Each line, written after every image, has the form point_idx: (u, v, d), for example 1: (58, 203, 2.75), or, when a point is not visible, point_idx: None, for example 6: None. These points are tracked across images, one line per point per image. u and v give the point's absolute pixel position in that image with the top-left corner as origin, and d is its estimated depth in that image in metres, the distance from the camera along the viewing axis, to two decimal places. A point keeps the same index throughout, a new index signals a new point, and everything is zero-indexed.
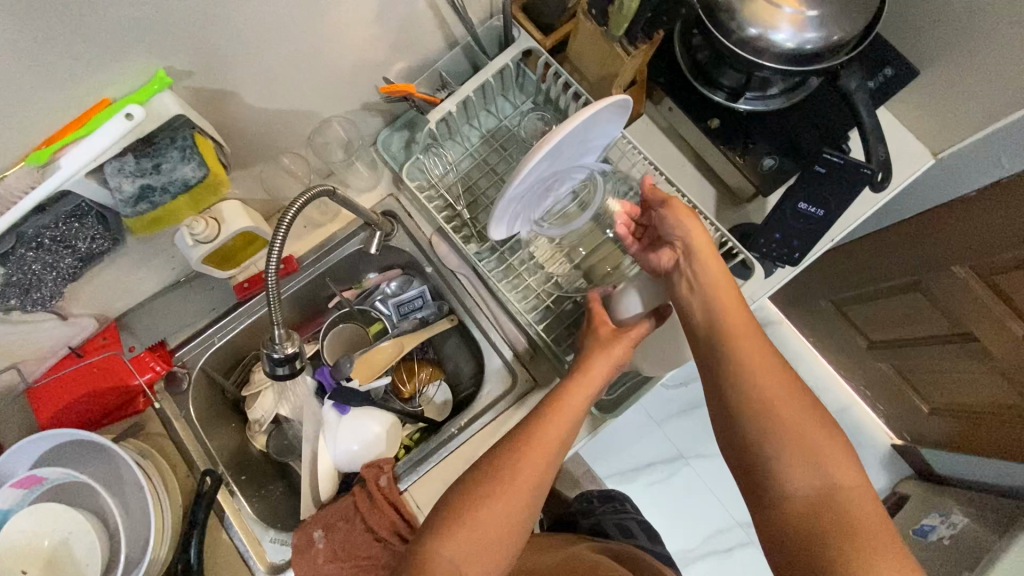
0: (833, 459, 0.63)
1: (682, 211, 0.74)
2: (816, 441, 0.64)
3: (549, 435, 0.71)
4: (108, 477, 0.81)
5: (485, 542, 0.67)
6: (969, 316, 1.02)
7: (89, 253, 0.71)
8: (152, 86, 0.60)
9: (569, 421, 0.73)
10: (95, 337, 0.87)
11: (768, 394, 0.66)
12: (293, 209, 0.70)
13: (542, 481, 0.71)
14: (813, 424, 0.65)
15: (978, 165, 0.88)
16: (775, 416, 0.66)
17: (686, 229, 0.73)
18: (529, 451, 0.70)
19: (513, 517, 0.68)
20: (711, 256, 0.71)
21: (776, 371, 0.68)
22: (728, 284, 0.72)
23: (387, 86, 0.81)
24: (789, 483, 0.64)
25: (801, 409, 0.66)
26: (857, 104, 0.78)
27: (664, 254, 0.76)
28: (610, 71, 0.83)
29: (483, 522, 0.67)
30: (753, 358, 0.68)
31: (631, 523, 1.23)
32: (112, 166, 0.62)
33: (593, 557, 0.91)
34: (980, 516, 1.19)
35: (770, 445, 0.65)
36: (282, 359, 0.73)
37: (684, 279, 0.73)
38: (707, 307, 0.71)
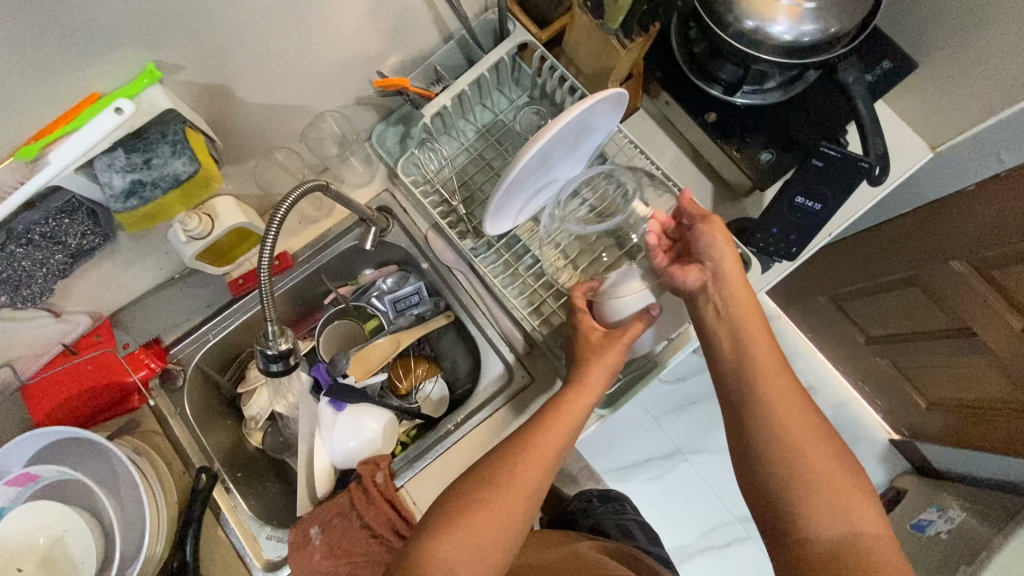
0: (856, 508, 0.64)
1: (720, 232, 0.73)
2: (840, 489, 0.64)
3: (547, 442, 0.72)
4: (102, 475, 0.81)
5: (479, 545, 0.67)
6: (968, 311, 1.01)
7: (79, 249, 0.70)
8: (142, 79, 0.60)
9: (568, 430, 0.74)
10: (89, 334, 0.87)
11: (794, 435, 0.66)
12: (286, 204, 0.69)
13: (541, 485, 0.71)
14: (837, 470, 0.65)
15: (977, 158, 0.87)
16: (799, 458, 0.65)
17: (720, 250, 0.72)
18: (527, 458, 0.71)
19: (510, 519, 0.69)
20: (741, 283, 0.71)
21: (803, 413, 0.67)
22: (757, 316, 0.71)
23: (381, 80, 0.81)
24: (811, 527, 0.64)
25: (827, 454, 0.66)
26: (854, 98, 0.78)
27: (691, 271, 0.74)
28: (606, 65, 0.82)
29: (480, 526, 0.67)
30: (781, 398, 0.68)
31: (632, 524, 1.27)
32: (102, 161, 0.62)
33: (592, 555, 0.91)
34: (978, 511, 1.19)
35: (792, 487, 0.65)
36: (276, 355, 0.73)
37: (711, 301, 0.73)
38: (735, 335, 0.71)
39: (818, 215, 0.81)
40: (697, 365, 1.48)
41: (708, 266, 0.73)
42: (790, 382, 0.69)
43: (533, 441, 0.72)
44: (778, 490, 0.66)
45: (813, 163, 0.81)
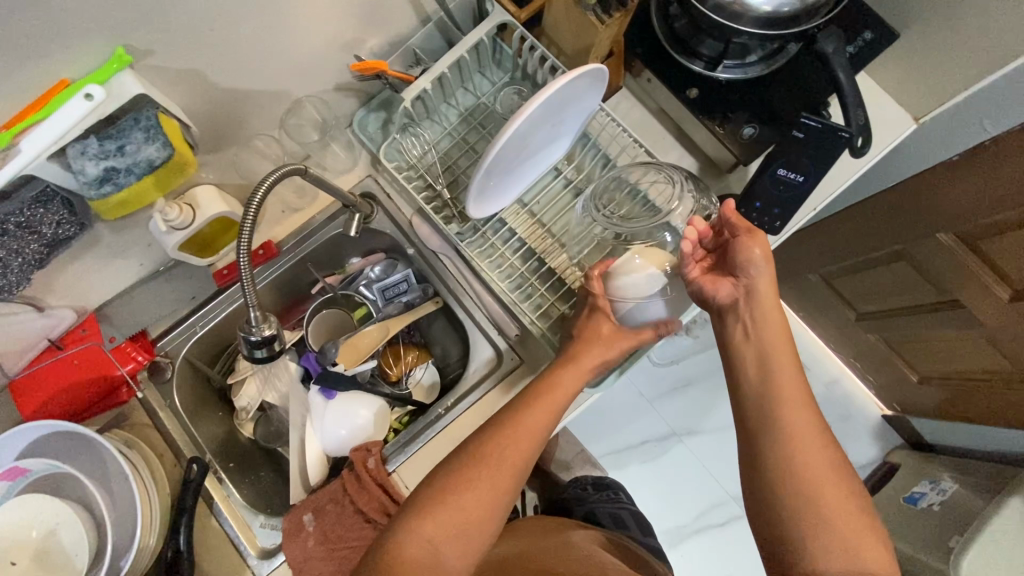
0: (866, 547, 0.64)
1: (761, 248, 0.70)
2: (845, 520, 0.65)
3: (535, 422, 0.74)
4: (93, 467, 0.81)
5: (468, 521, 0.69)
6: (958, 283, 1.02)
7: (56, 238, 0.70)
8: (112, 65, 0.59)
9: (555, 408, 0.75)
10: (74, 329, 0.86)
11: (809, 466, 0.66)
12: (263, 187, 0.69)
13: (526, 463, 0.73)
14: (851, 510, 0.65)
15: (959, 129, 0.87)
16: (815, 494, 0.65)
17: (757, 268, 0.71)
18: (514, 439, 0.72)
19: (495, 497, 0.70)
20: (771, 304, 0.72)
21: (823, 448, 0.67)
22: (786, 339, 0.72)
23: (358, 64, 0.79)
24: (819, 560, 0.64)
25: (843, 493, 0.66)
26: (834, 67, 0.77)
27: (723, 284, 0.74)
28: (586, 43, 0.81)
29: (467, 506, 0.69)
30: (802, 428, 0.68)
31: (626, 513, 1.27)
32: (75, 149, 0.61)
33: (584, 545, 0.91)
34: (970, 482, 1.20)
35: (806, 521, 0.65)
36: (259, 341, 0.73)
37: (739, 318, 0.73)
38: (761, 355, 0.71)
39: (800, 187, 0.81)
40: (688, 347, 1.48)
41: (741, 282, 0.73)
42: (812, 412, 0.69)
43: (521, 416, 0.74)
44: (790, 522, 0.66)
45: (794, 135, 0.80)
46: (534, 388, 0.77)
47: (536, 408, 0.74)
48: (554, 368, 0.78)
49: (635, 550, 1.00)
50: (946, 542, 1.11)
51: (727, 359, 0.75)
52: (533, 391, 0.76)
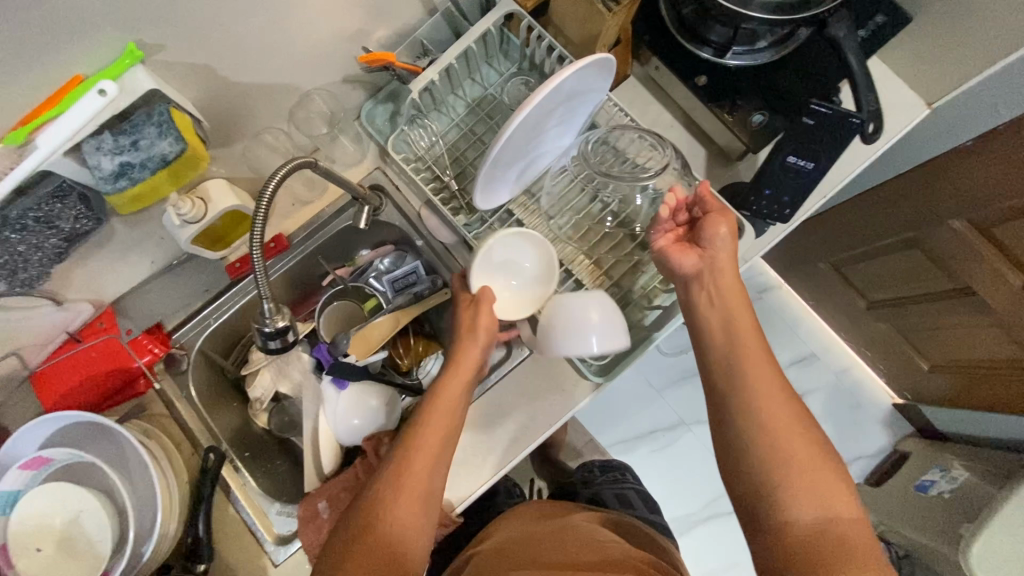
0: (834, 494, 0.64)
1: (727, 225, 0.74)
2: (820, 476, 0.64)
3: (433, 428, 0.75)
4: (113, 457, 0.83)
5: (399, 530, 0.69)
6: (968, 270, 1.02)
7: (73, 233, 0.71)
8: (124, 61, 0.60)
9: (451, 411, 0.76)
10: (93, 322, 0.88)
11: (774, 423, 0.67)
12: (275, 179, 0.70)
13: (434, 469, 0.73)
14: (820, 460, 0.65)
15: (974, 112, 0.86)
16: (781, 449, 0.66)
17: (722, 242, 0.75)
18: (415, 453, 0.73)
19: (414, 519, 0.70)
20: (732, 275, 0.75)
21: (784, 404, 0.68)
22: (745, 305, 0.74)
23: (366, 56, 0.80)
24: (796, 516, 0.63)
25: (816, 451, 0.66)
26: (846, 52, 0.77)
27: (690, 255, 0.76)
28: (594, 31, 0.80)
29: (386, 533, 0.68)
30: (761, 385, 0.69)
31: (630, 493, 1.24)
32: (90, 144, 0.62)
33: (583, 527, 0.91)
34: (982, 471, 1.19)
35: (789, 483, 0.64)
36: (273, 332, 0.74)
37: (703, 287, 0.75)
38: (726, 321, 0.73)
39: (811, 174, 0.80)
40: None
41: (707, 255, 0.75)
42: (773, 371, 0.70)
43: (421, 426, 0.75)
44: (760, 482, 0.66)
45: (805, 121, 0.79)
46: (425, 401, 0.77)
47: (430, 418, 0.75)
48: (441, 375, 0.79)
49: (650, 534, 0.97)
50: (956, 529, 1.11)
51: (699, 335, 0.75)
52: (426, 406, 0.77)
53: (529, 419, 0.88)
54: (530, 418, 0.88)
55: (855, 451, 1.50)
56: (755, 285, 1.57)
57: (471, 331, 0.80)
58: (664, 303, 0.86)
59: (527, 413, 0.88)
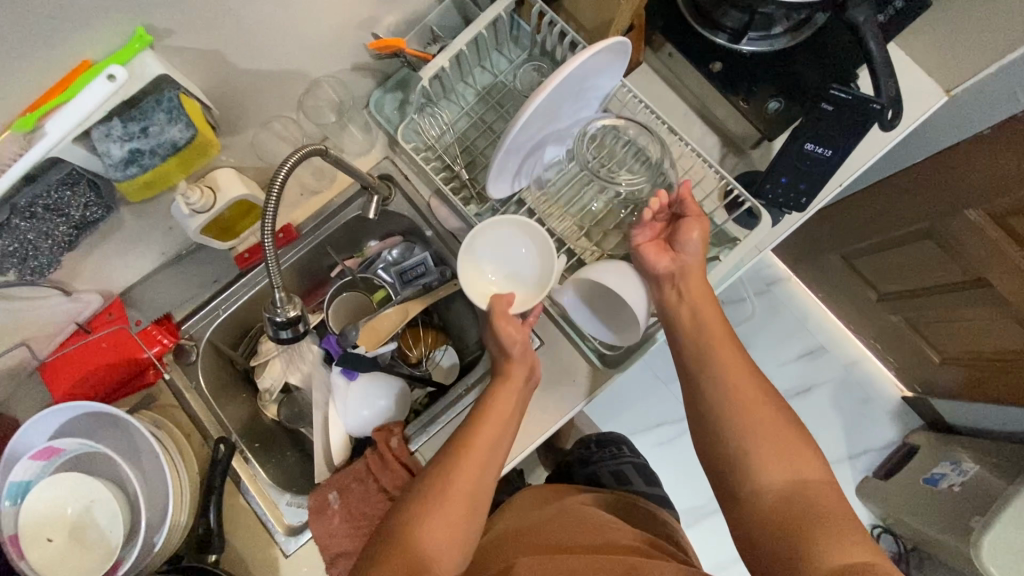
0: (798, 457, 0.69)
1: (700, 231, 0.77)
2: (785, 444, 0.70)
3: (486, 438, 0.77)
4: (124, 447, 0.82)
5: (452, 529, 0.71)
6: (982, 261, 1.00)
7: (83, 221, 0.70)
8: (133, 45, 0.59)
9: (502, 423, 0.78)
10: (102, 313, 0.88)
11: (741, 398, 0.74)
12: (285, 168, 0.69)
13: (483, 480, 0.75)
14: (779, 426, 0.72)
15: (993, 100, 0.84)
16: (747, 423, 0.72)
17: (692, 247, 0.77)
18: (467, 457, 0.75)
19: (457, 522, 0.72)
20: (700, 278, 0.78)
21: (748, 378, 0.75)
22: (711, 301, 0.78)
23: (376, 42, 0.79)
24: (760, 480, 0.69)
25: (773, 419, 0.72)
26: (866, 37, 0.73)
27: (664, 258, 0.79)
28: (607, 17, 0.79)
29: (431, 532, 0.70)
30: (729, 370, 0.75)
31: (627, 469, 1.19)
32: (99, 130, 0.61)
33: (581, 509, 0.88)
34: (994, 464, 1.18)
35: (752, 452, 0.71)
36: (285, 322, 0.73)
37: (674, 286, 0.79)
38: (693, 311, 0.78)
39: (828, 162, 0.79)
40: None
41: (678, 259, 0.78)
42: (735, 351, 0.77)
43: (473, 434, 0.77)
44: (733, 458, 0.72)
45: (821, 108, 0.77)
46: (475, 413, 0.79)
47: (482, 426, 0.77)
48: (491, 388, 0.81)
49: (658, 514, 0.95)
50: (967, 522, 1.10)
51: (670, 327, 0.80)
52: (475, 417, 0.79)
53: (533, 410, 0.87)
54: (537, 411, 0.87)
55: (863, 444, 1.49)
56: (763, 278, 1.56)
57: (509, 345, 0.79)
58: None
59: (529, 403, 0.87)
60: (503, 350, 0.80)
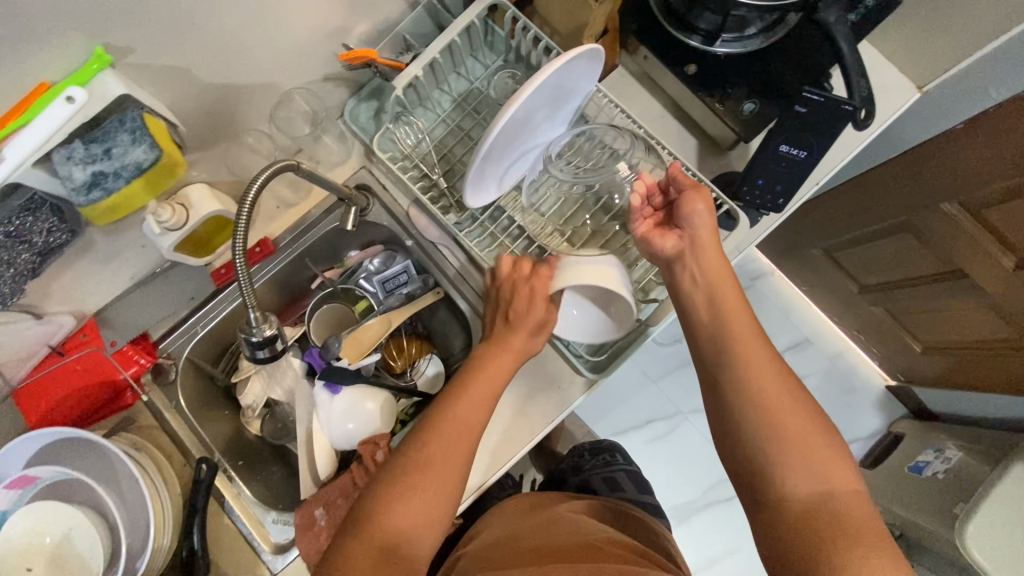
0: (830, 468, 0.64)
1: (703, 203, 0.73)
2: (819, 454, 0.65)
3: (442, 443, 0.74)
4: (101, 472, 0.81)
5: (434, 497, 0.71)
6: (957, 251, 1.02)
7: (47, 247, 0.68)
8: (91, 65, 0.57)
9: (493, 387, 0.78)
10: (75, 334, 0.86)
11: (770, 398, 0.67)
12: (256, 184, 0.67)
13: (470, 441, 0.75)
14: (811, 431, 0.66)
15: (963, 96, 0.85)
16: (777, 430, 0.66)
17: (699, 219, 0.73)
18: (452, 423, 0.75)
19: (443, 489, 0.72)
20: (716, 249, 0.74)
21: (779, 378, 0.68)
22: (730, 280, 0.74)
23: (347, 52, 0.77)
24: (788, 489, 0.64)
25: (806, 422, 0.67)
26: (837, 36, 0.77)
27: (670, 237, 0.76)
28: (581, 21, 0.78)
29: (416, 498, 0.71)
30: (754, 362, 0.69)
31: (621, 476, 1.19)
32: (60, 154, 0.59)
33: (577, 522, 0.86)
34: (974, 450, 1.20)
35: (777, 454, 0.65)
36: (261, 342, 0.72)
37: (686, 267, 0.75)
38: (710, 297, 0.73)
39: (803, 164, 0.79)
40: None
41: (686, 234, 0.75)
42: (763, 348, 0.70)
43: (428, 439, 0.74)
44: (755, 460, 0.67)
45: (797, 109, 0.76)
46: (432, 417, 0.76)
47: (454, 417, 0.75)
48: (485, 352, 0.81)
49: (648, 523, 0.96)
50: (951, 509, 1.12)
51: (692, 328, 0.75)
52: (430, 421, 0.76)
53: (520, 416, 0.87)
54: (527, 416, 0.87)
55: (850, 434, 1.51)
56: (748, 272, 1.57)
57: (511, 316, 0.80)
58: (659, 297, 0.84)
59: (515, 409, 0.87)
60: (506, 316, 0.81)
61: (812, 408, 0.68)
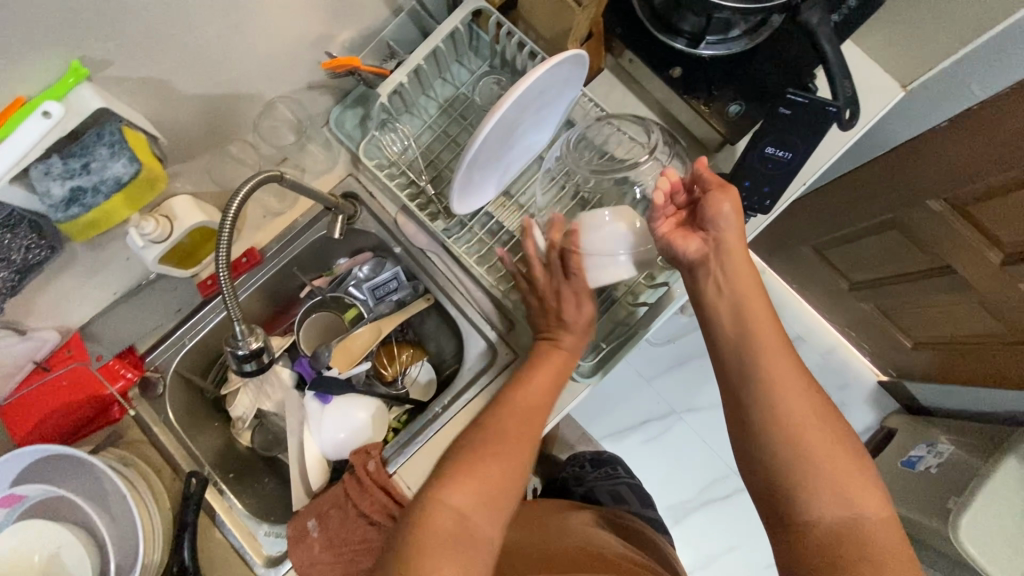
0: (859, 494, 0.64)
1: (730, 203, 0.69)
2: (847, 479, 0.64)
3: (513, 424, 0.76)
4: (88, 490, 0.79)
5: (503, 476, 0.73)
6: (944, 247, 1.03)
7: (27, 264, 0.67)
8: (67, 80, 0.56)
9: (555, 377, 0.80)
10: (60, 350, 0.85)
11: (796, 418, 0.67)
12: (239, 196, 0.67)
13: (534, 427, 0.77)
14: (840, 453, 0.65)
15: (947, 95, 0.85)
16: (805, 453, 0.65)
17: (726, 223, 0.69)
18: (517, 409, 0.77)
19: (511, 470, 0.74)
20: (741, 252, 0.71)
21: (806, 397, 0.67)
22: (756, 286, 0.71)
23: (329, 61, 0.76)
24: (815, 513, 0.64)
25: (832, 443, 0.66)
26: (819, 38, 0.74)
27: (694, 240, 0.72)
28: (565, 25, 0.78)
29: (488, 474, 0.72)
30: (781, 378, 0.68)
31: (623, 488, 1.23)
32: (38, 169, 0.58)
33: (590, 534, 0.86)
34: (966, 443, 1.21)
35: (803, 477, 0.65)
36: (247, 355, 0.71)
37: (710, 272, 0.72)
38: (736, 307, 0.71)
39: (789, 165, 0.78)
40: (685, 326, 1.48)
41: (711, 237, 0.71)
42: (792, 364, 0.69)
43: (497, 427, 0.76)
44: (777, 481, 0.66)
45: (781, 112, 0.77)
46: (499, 402, 0.78)
47: (519, 403, 0.78)
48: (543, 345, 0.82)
49: (642, 531, 0.97)
50: (945, 503, 1.13)
51: (711, 338, 0.73)
52: (494, 415, 0.77)
53: None
54: None
55: None
56: None
57: (563, 317, 0.80)
58: (648, 300, 0.85)
59: None
60: (561, 320, 0.80)
61: (842, 430, 0.67)
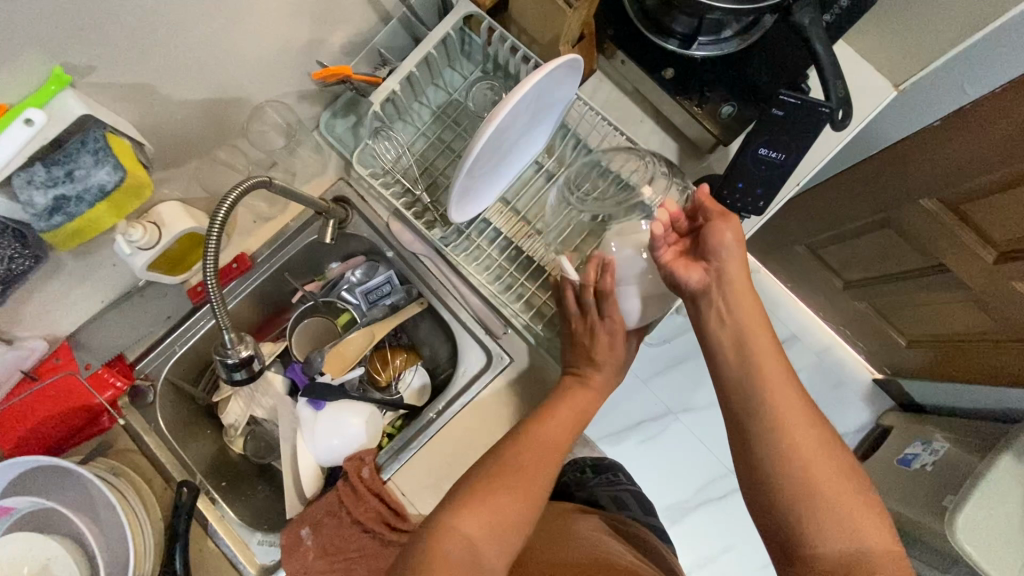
0: (863, 526, 0.62)
1: (733, 232, 0.70)
2: (850, 510, 0.63)
3: (530, 459, 0.76)
4: (77, 501, 0.78)
5: (513, 511, 0.71)
6: (937, 245, 1.03)
7: (10, 274, 0.66)
8: (49, 86, 0.55)
9: (572, 425, 0.81)
10: (48, 358, 0.82)
11: (798, 442, 0.66)
12: (227, 203, 0.66)
13: (549, 468, 0.76)
14: (846, 486, 0.64)
15: (937, 94, 0.85)
16: (807, 477, 0.64)
17: (727, 250, 0.70)
18: (533, 445, 0.77)
19: (523, 505, 0.72)
20: (742, 282, 0.71)
21: (809, 425, 0.67)
22: (759, 317, 0.71)
23: (322, 71, 0.76)
24: (818, 540, 0.63)
25: (835, 471, 0.65)
26: (812, 40, 0.74)
27: (696, 270, 0.73)
28: (554, 30, 0.77)
29: (500, 506, 0.71)
30: (785, 401, 0.67)
31: (626, 496, 1.18)
32: (20, 178, 0.57)
33: (596, 538, 0.85)
34: (961, 441, 1.21)
35: (802, 505, 0.64)
36: (237, 363, 0.70)
37: (714, 302, 0.72)
38: (738, 339, 0.71)
39: (782, 166, 0.78)
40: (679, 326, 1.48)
41: (713, 267, 0.72)
42: (796, 394, 0.68)
43: (511, 460, 0.75)
44: (777, 500, 0.65)
45: (774, 113, 0.77)
46: (518, 435, 0.78)
47: (537, 439, 0.78)
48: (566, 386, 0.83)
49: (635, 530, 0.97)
50: (941, 501, 1.13)
51: (710, 353, 0.73)
52: (508, 446, 0.77)
53: None
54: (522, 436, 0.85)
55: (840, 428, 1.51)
56: None
57: (594, 355, 0.81)
58: None
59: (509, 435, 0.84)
60: (590, 357, 0.82)
61: (850, 464, 0.66)
